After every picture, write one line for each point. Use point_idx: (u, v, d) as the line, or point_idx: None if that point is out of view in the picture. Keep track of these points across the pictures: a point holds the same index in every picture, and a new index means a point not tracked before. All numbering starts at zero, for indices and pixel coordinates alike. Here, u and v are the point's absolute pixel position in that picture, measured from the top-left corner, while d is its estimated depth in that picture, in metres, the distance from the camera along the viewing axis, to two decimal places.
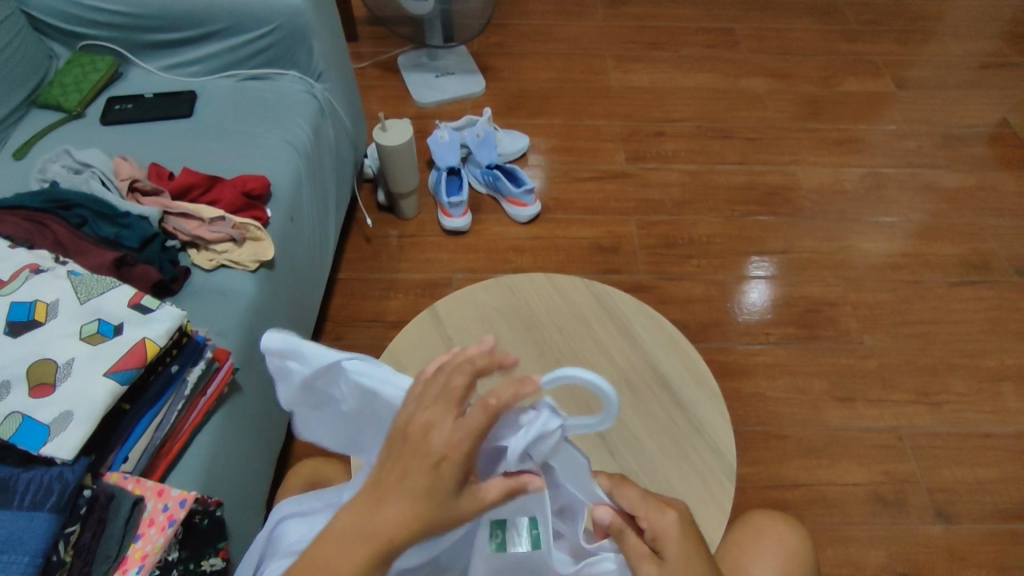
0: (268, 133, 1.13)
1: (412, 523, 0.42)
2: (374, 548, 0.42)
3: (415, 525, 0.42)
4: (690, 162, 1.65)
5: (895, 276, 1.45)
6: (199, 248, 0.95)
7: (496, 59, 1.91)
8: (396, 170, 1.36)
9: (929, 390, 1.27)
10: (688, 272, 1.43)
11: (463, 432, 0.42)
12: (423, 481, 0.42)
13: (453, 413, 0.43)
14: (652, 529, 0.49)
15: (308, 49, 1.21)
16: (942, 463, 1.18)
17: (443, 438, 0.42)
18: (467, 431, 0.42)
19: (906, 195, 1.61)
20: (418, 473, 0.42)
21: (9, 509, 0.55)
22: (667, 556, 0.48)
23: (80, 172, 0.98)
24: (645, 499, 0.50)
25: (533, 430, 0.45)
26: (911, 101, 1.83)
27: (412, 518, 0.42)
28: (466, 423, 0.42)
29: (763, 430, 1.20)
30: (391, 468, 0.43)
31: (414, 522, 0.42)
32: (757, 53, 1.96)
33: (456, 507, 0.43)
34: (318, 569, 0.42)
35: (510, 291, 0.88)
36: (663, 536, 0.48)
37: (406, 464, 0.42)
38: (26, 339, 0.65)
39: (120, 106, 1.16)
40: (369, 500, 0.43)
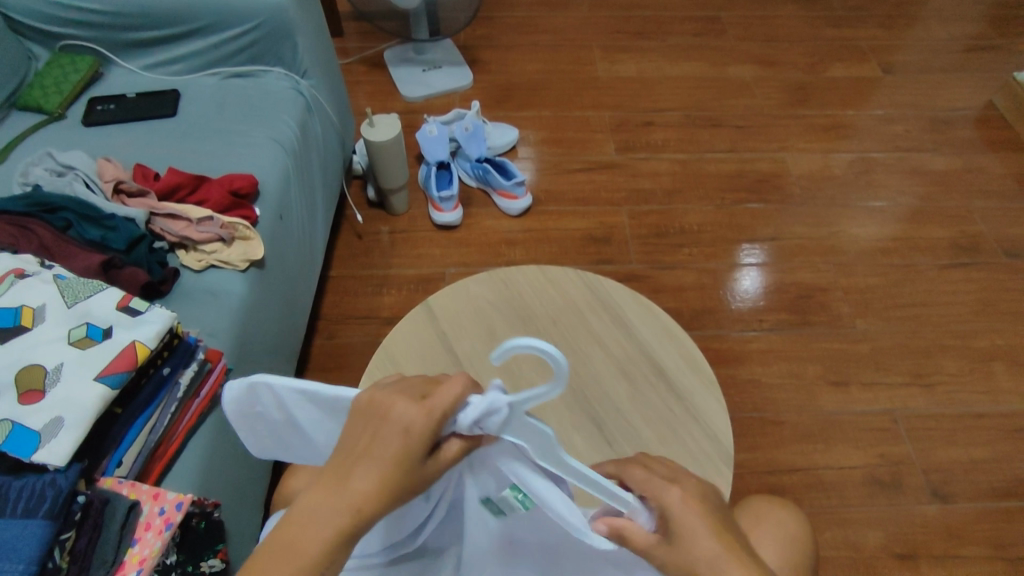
0: (254, 131, 1.12)
1: (382, 502, 0.43)
2: (346, 527, 0.42)
3: (385, 501, 0.43)
4: (679, 151, 1.65)
5: (886, 260, 1.45)
6: (187, 249, 0.93)
7: (482, 51, 1.90)
8: (385, 166, 1.35)
9: (922, 371, 1.28)
10: (680, 261, 1.43)
11: (426, 410, 0.43)
12: (393, 459, 0.43)
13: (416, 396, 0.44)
14: (661, 504, 0.48)
15: (292, 45, 1.20)
16: (936, 443, 1.19)
17: (409, 414, 0.43)
18: (435, 407, 0.43)
19: (895, 179, 1.62)
20: (384, 445, 0.43)
21: (2, 518, 0.54)
22: (677, 530, 0.47)
23: (64, 174, 0.96)
24: (652, 478, 0.50)
25: (479, 407, 0.42)
26: (898, 85, 1.84)
27: (383, 496, 0.43)
28: (429, 402, 0.43)
29: (759, 416, 1.21)
30: (360, 447, 0.43)
31: (380, 493, 0.42)
32: (743, 40, 1.96)
33: (425, 481, 0.44)
34: (297, 554, 0.42)
35: (503, 285, 0.88)
36: (673, 511, 0.48)
37: (375, 441, 0.43)
38: (12, 345, 0.64)
39: (102, 107, 1.14)
40: (337, 479, 0.43)
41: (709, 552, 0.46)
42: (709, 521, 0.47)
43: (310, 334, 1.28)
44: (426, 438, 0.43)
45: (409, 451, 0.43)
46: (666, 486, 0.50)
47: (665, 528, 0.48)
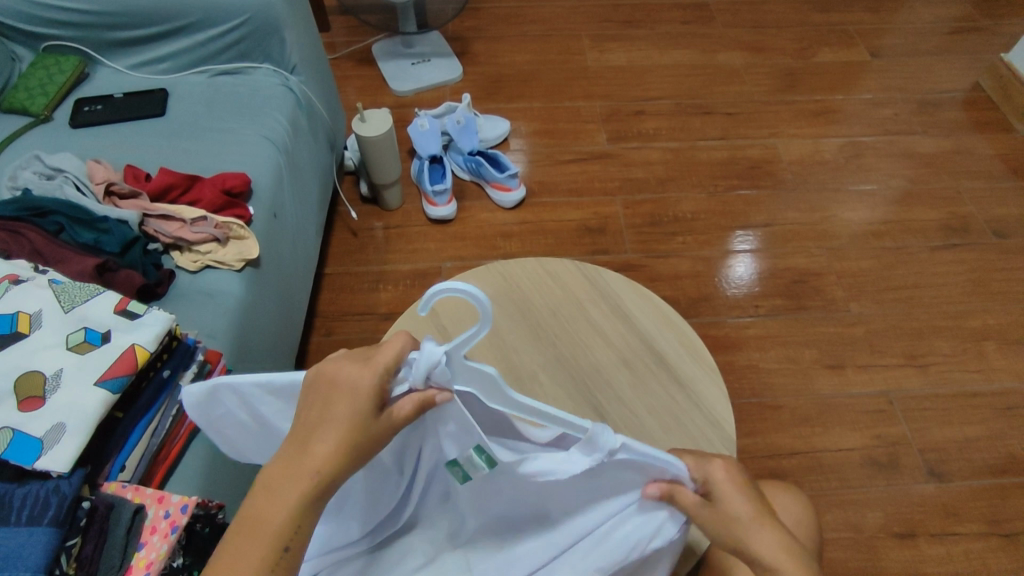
0: (245, 129, 1.11)
1: (340, 462, 0.46)
2: (312, 488, 0.46)
3: (345, 460, 0.46)
4: (671, 139, 1.65)
5: (878, 243, 1.47)
6: (182, 250, 0.93)
7: (471, 43, 1.89)
8: (378, 161, 1.34)
9: (916, 353, 1.29)
10: (675, 249, 1.44)
11: (369, 370, 0.46)
12: (345, 422, 0.46)
13: (360, 359, 0.47)
14: (704, 476, 0.50)
15: (280, 40, 1.18)
16: (932, 423, 1.20)
17: (354, 376, 0.46)
18: (376, 365, 0.46)
19: (886, 162, 1.62)
20: (338, 407, 0.46)
21: (7, 526, 0.54)
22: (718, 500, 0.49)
23: (53, 177, 0.95)
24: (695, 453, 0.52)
25: (420, 363, 0.45)
26: (886, 68, 1.85)
27: (342, 457, 0.46)
28: (371, 362, 0.46)
29: (757, 402, 1.21)
30: (314, 413, 0.47)
31: (340, 451, 0.46)
32: (732, 27, 1.96)
33: (379, 438, 0.47)
34: (266, 521, 0.45)
35: (501, 277, 0.88)
36: (714, 482, 0.50)
37: (329, 408, 0.46)
38: (10, 352, 0.63)
39: (89, 107, 1.12)
40: (296, 446, 0.46)
41: (743, 513, 0.49)
42: (742, 486, 0.50)
43: (308, 332, 1.28)
44: (372, 396, 0.46)
45: (358, 413, 0.46)
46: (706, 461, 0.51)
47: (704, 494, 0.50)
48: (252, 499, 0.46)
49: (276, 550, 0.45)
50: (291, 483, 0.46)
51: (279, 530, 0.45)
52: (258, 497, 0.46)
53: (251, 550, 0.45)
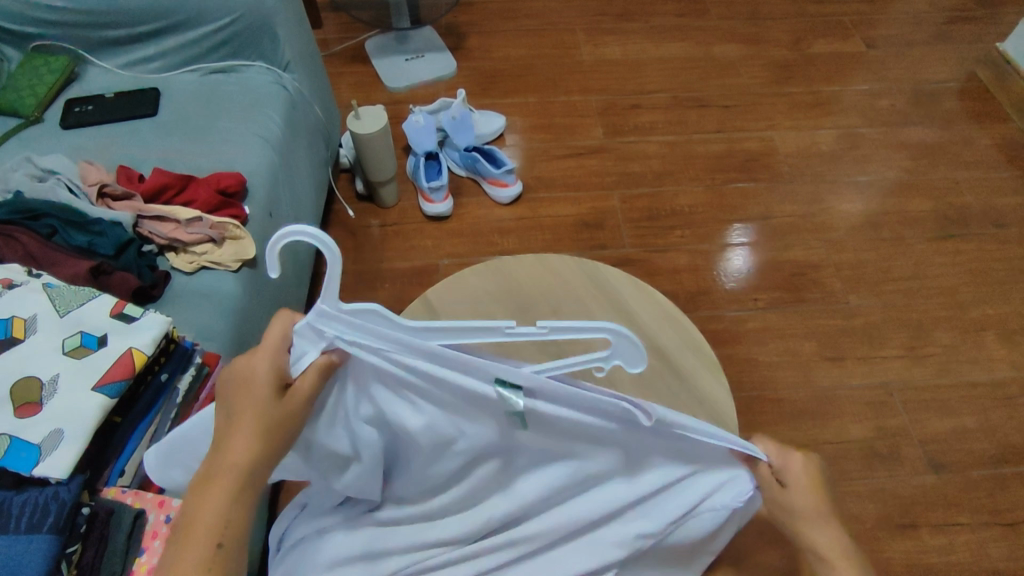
0: (239, 128, 1.09)
1: (260, 445, 0.48)
2: (239, 475, 0.48)
3: (263, 442, 0.49)
4: (668, 133, 1.65)
5: (876, 234, 1.46)
6: (177, 251, 0.92)
7: (465, 38, 1.88)
8: (373, 158, 1.33)
9: (915, 344, 1.29)
10: (673, 243, 1.43)
11: (264, 356, 0.49)
12: (251, 409, 0.48)
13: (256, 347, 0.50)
14: (780, 470, 0.52)
15: (273, 37, 1.17)
16: (932, 414, 1.20)
17: (248, 368, 0.49)
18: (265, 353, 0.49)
19: (882, 153, 1.62)
20: (247, 399, 0.48)
21: (6, 534, 0.53)
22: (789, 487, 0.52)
23: (45, 179, 0.94)
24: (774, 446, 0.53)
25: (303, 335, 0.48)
26: (881, 59, 1.84)
27: (259, 440, 0.48)
28: (263, 349, 0.49)
29: (758, 395, 1.21)
30: (226, 412, 0.49)
31: (257, 437, 0.48)
32: (727, 19, 1.95)
33: (290, 415, 0.49)
34: (200, 522, 0.47)
35: (501, 273, 0.87)
36: (789, 475, 0.52)
37: (242, 400, 0.49)
38: (5, 358, 0.63)
39: (80, 108, 1.11)
40: (219, 443, 0.49)
41: (806, 506, 0.52)
42: (814, 482, 0.52)
43: None
44: (267, 381, 0.48)
45: (260, 398, 0.48)
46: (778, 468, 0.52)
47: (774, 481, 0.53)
48: (185, 504, 0.48)
49: (212, 544, 0.46)
50: (216, 481, 0.47)
51: (209, 525, 0.47)
52: (190, 500, 0.48)
53: (189, 552, 0.46)
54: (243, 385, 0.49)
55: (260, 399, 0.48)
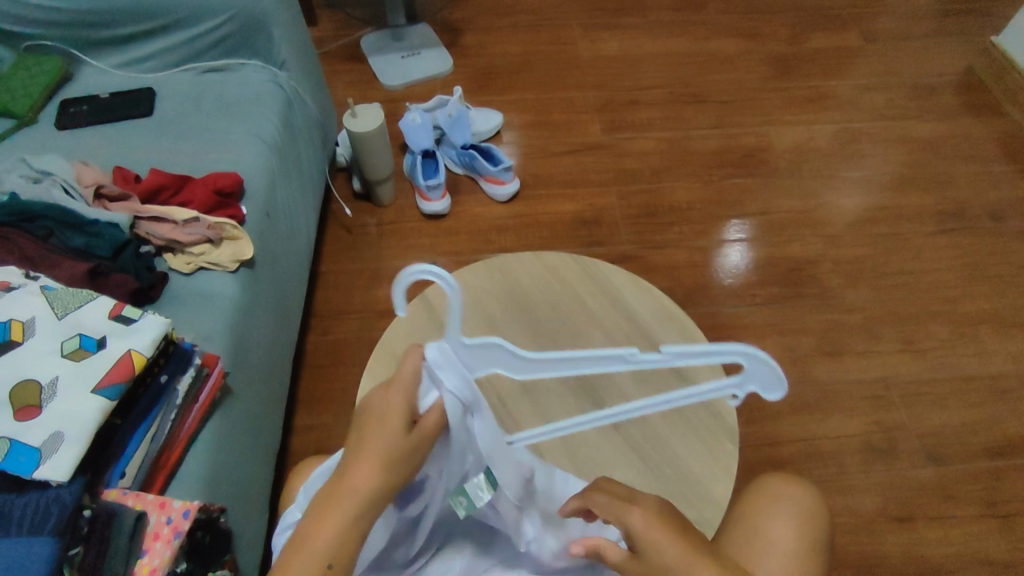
0: (235, 128, 1.09)
1: (382, 479, 0.49)
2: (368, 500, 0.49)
3: (390, 475, 0.50)
4: (665, 129, 1.64)
5: (873, 229, 1.47)
6: (175, 253, 0.92)
7: (461, 35, 1.87)
8: (370, 156, 1.33)
9: (912, 338, 1.30)
10: (671, 240, 1.43)
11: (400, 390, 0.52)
12: (385, 438, 0.50)
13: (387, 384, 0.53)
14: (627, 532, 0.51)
15: (269, 36, 1.17)
16: (929, 408, 1.21)
17: (383, 402, 0.52)
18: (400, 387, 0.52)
19: (879, 148, 1.63)
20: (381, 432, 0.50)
21: (9, 537, 0.54)
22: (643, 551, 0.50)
23: (40, 181, 0.94)
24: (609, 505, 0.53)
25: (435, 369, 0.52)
26: (878, 54, 1.84)
27: (383, 472, 0.49)
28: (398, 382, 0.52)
29: (756, 390, 1.22)
30: (353, 441, 0.51)
31: (386, 462, 0.49)
32: (724, 13, 1.95)
33: (416, 449, 0.51)
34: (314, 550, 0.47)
35: (500, 272, 0.87)
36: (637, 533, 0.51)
37: (374, 431, 0.50)
38: (4, 360, 0.62)
39: (75, 109, 1.10)
40: (341, 470, 0.50)
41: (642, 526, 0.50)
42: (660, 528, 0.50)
43: (303, 331, 1.27)
44: (400, 414, 0.51)
45: (396, 429, 0.50)
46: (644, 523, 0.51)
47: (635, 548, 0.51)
48: (305, 524, 0.49)
49: (322, 569, 0.47)
50: (334, 507, 0.48)
51: (324, 548, 0.47)
52: (307, 524, 0.48)
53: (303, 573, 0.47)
54: (379, 417, 0.51)
55: (390, 433, 0.50)
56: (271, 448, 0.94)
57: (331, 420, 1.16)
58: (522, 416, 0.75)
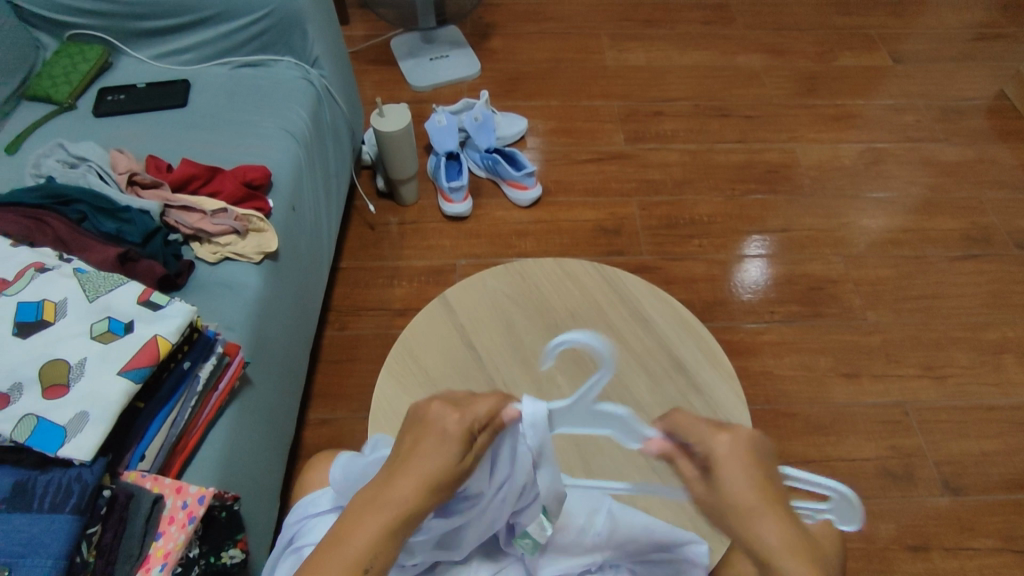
0: (266, 122, 1.11)
1: (424, 497, 0.49)
2: (406, 514, 0.48)
3: (431, 495, 0.49)
4: (689, 141, 1.64)
5: (896, 251, 1.45)
6: (202, 242, 0.93)
7: (489, 40, 1.88)
8: (395, 156, 1.34)
9: (933, 364, 1.28)
10: (691, 252, 1.43)
11: (466, 417, 0.52)
12: (436, 459, 0.49)
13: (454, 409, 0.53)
14: (707, 451, 0.48)
15: (303, 34, 1.19)
16: (948, 435, 1.19)
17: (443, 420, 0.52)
18: (469, 414, 0.53)
19: (905, 170, 1.61)
20: (434, 453, 0.50)
21: (30, 512, 0.55)
22: (720, 476, 0.47)
23: (76, 166, 0.96)
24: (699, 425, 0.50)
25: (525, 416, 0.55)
26: (908, 75, 1.82)
27: (427, 492, 0.49)
28: (468, 411, 0.52)
29: (772, 409, 1.21)
30: (403, 450, 0.51)
31: (432, 483, 0.49)
32: (753, 28, 1.94)
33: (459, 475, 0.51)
34: (346, 557, 0.46)
35: (520, 277, 0.87)
36: (715, 456, 0.48)
37: (427, 450, 0.50)
38: (36, 340, 0.64)
39: (113, 97, 1.13)
40: (385, 479, 0.50)
41: (719, 449, 0.48)
42: (748, 462, 0.47)
43: (322, 326, 1.29)
44: (461, 440, 0.51)
45: (450, 453, 0.50)
46: (712, 434, 0.49)
47: (708, 472, 0.48)
48: (337, 527, 0.48)
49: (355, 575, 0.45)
50: (373, 515, 0.47)
51: (358, 553, 0.46)
52: (343, 527, 0.47)
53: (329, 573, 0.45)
54: (436, 437, 0.50)
55: (446, 454, 0.50)
56: (286, 438, 0.95)
57: (345, 416, 1.17)
58: None
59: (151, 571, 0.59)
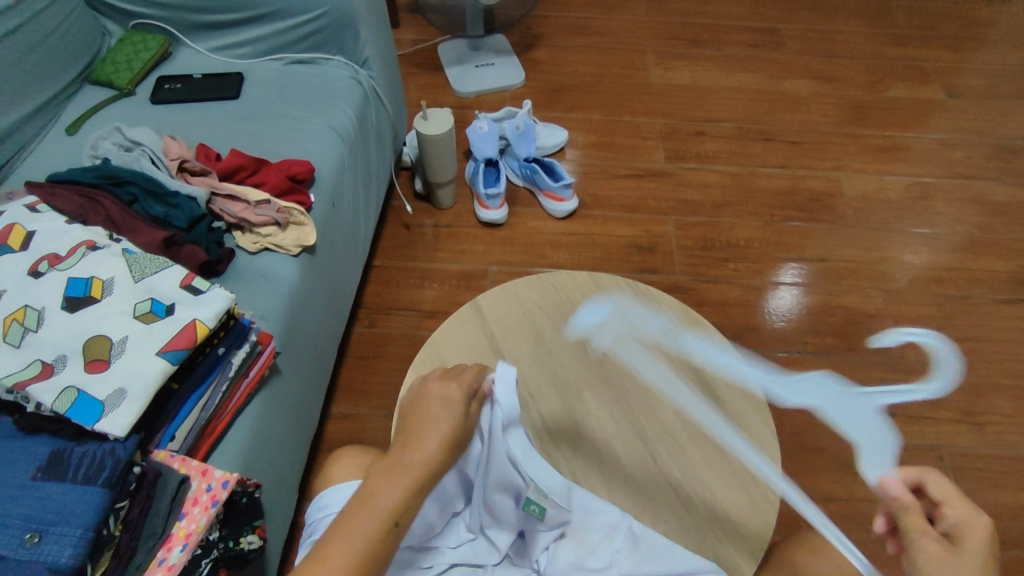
0: (313, 118, 1.13)
1: (439, 455, 0.60)
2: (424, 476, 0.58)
3: (443, 453, 0.61)
4: (730, 163, 1.62)
5: (939, 289, 1.41)
6: (243, 231, 0.95)
7: (535, 50, 1.90)
8: (435, 159, 1.36)
9: (972, 409, 1.23)
10: (725, 275, 1.41)
11: (459, 386, 0.66)
12: (444, 424, 0.62)
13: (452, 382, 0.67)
14: (955, 519, 0.58)
15: (355, 35, 1.21)
16: (984, 485, 1.14)
17: (442, 392, 0.65)
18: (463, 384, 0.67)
19: (954, 207, 1.56)
20: (441, 418, 0.63)
21: (63, 482, 0.57)
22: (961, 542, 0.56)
23: (131, 150, 0.99)
24: (959, 497, 0.59)
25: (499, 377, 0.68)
26: (962, 109, 1.78)
27: (443, 449, 0.61)
28: (460, 380, 0.67)
29: (799, 442, 1.18)
30: (413, 423, 0.63)
31: (445, 445, 0.61)
32: (803, 54, 1.91)
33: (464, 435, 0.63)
34: (382, 505, 0.54)
35: (552, 288, 0.87)
36: (963, 525, 0.57)
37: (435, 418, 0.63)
38: (83, 314, 0.65)
39: (169, 85, 1.17)
40: (404, 446, 0.61)
41: (958, 518, 0.58)
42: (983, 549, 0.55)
43: (351, 322, 1.30)
44: (459, 403, 0.64)
45: (455, 416, 0.63)
46: (959, 505, 0.59)
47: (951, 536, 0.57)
48: (370, 482, 0.56)
49: (390, 523, 0.53)
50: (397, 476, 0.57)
51: (393, 505, 0.54)
52: (373, 488, 0.56)
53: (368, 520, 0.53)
54: (442, 402, 0.64)
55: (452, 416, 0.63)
56: (309, 429, 0.96)
57: (368, 412, 1.18)
58: (563, 436, 0.75)
59: (173, 550, 0.60)
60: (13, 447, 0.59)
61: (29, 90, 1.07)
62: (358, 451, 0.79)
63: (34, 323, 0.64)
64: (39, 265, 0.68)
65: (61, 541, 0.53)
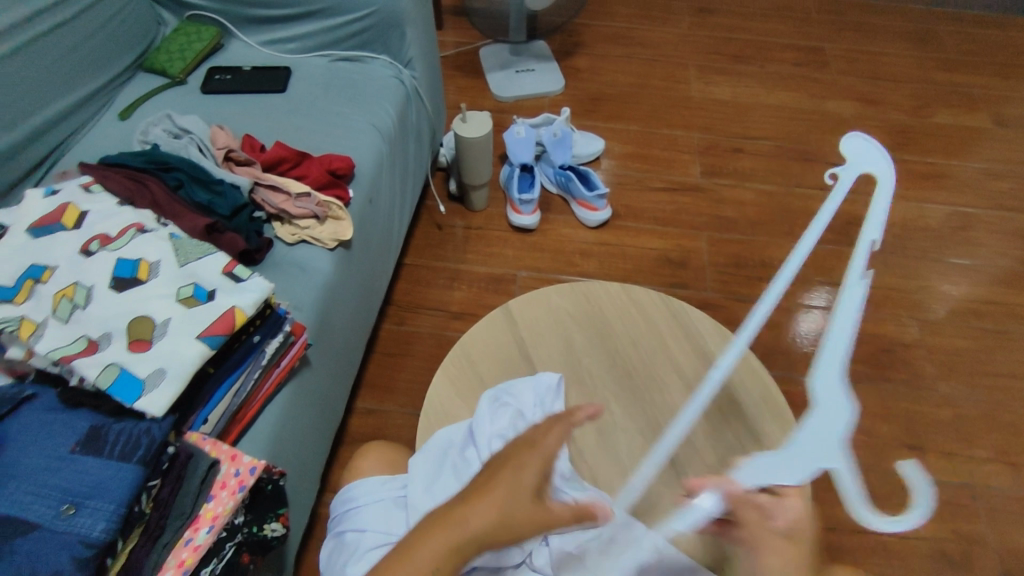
0: (355, 115, 1.15)
1: (491, 525, 0.51)
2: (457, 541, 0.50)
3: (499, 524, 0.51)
4: (767, 181, 1.60)
5: (978, 323, 1.37)
6: (283, 222, 0.97)
7: (575, 58, 1.90)
8: (471, 162, 1.37)
9: (1007, 448, 1.20)
10: (757, 295, 1.39)
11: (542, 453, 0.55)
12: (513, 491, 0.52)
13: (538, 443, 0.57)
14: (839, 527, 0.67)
15: (401, 36, 1.23)
16: (1016, 527, 1.11)
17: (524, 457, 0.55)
18: (544, 451, 0.55)
19: (998, 239, 1.52)
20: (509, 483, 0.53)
21: (100, 457, 0.58)
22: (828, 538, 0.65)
23: (180, 137, 1.02)
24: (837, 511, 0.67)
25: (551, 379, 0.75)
26: (1010, 139, 1.73)
27: (498, 522, 0.51)
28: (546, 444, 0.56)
29: (824, 469, 1.15)
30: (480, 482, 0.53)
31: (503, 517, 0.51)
32: (847, 75, 1.88)
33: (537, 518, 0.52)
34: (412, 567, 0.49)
35: (584, 297, 0.87)
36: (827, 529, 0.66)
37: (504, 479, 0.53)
38: (128, 294, 0.67)
39: (219, 76, 1.20)
40: (460, 500, 0.52)
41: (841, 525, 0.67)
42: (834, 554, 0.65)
43: (380, 318, 1.31)
44: (537, 473, 0.54)
45: (529, 485, 0.53)
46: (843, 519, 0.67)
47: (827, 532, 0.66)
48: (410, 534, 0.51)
49: None
50: (441, 532, 0.50)
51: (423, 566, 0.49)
52: (409, 543, 0.51)
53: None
54: (516, 463, 0.54)
55: (522, 487, 0.52)
56: (334, 421, 0.97)
57: (391, 409, 1.19)
58: (592, 450, 0.74)
59: (199, 531, 0.62)
60: (55, 418, 0.61)
61: (87, 74, 1.11)
62: (383, 446, 0.80)
63: (82, 299, 0.66)
64: (90, 245, 0.70)
65: (94, 516, 0.55)
